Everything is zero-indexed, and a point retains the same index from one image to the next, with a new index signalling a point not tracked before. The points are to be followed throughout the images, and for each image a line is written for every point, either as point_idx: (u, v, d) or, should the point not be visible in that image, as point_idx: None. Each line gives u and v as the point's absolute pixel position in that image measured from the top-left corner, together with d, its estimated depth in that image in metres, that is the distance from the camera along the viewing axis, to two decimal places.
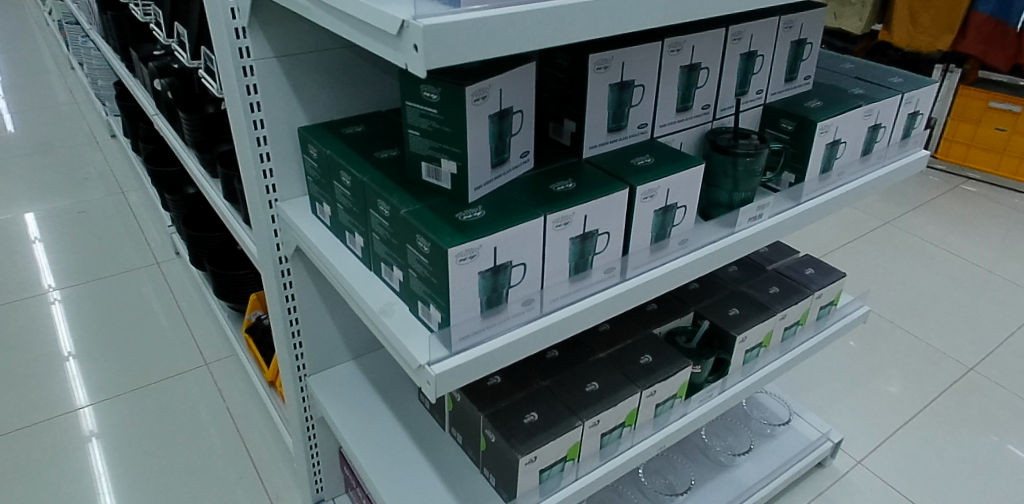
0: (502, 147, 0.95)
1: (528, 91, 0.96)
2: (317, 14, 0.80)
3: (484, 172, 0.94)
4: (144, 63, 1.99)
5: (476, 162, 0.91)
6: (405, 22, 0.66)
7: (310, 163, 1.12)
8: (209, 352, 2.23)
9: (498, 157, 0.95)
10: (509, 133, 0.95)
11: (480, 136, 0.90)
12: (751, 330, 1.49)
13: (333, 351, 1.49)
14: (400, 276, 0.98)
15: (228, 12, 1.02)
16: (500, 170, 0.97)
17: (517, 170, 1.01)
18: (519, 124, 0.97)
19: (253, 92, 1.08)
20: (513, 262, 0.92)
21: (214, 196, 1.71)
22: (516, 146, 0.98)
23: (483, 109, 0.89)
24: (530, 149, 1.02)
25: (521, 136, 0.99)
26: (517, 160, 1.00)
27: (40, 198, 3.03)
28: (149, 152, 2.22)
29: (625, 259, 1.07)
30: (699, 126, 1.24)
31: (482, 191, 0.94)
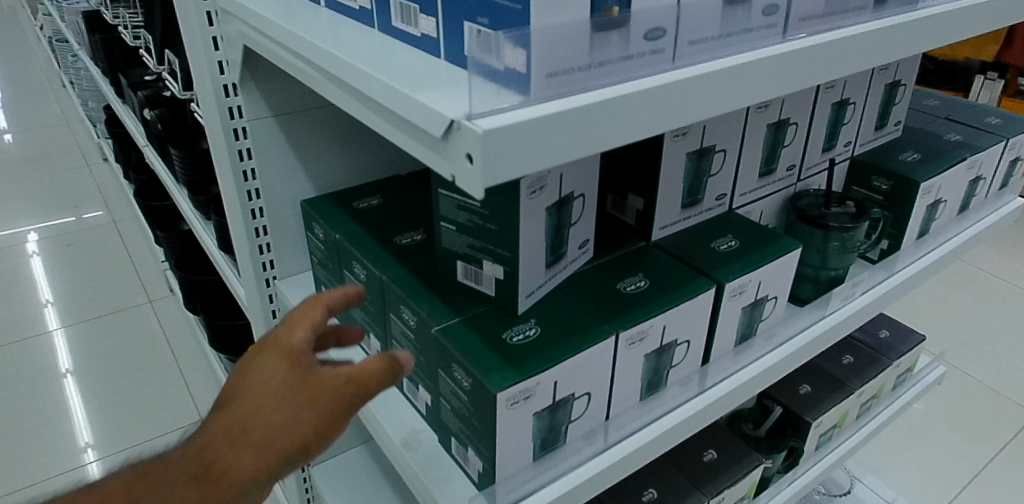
0: (559, 242, 0.74)
1: (591, 170, 0.75)
2: (328, 87, 0.59)
3: (537, 275, 0.73)
4: (134, 90, 1.74)
5: (528, 265, 0.70)
6: (454, 123, 0.46)
7: (314, 243, 0.91)
8: (207, 404, 2.01)
9: (554, 254, 0.74)
10: (567, 224, 0.74)
11: (533, 234, 0.69)
12: (827, 414, 1.28)
13: (341, 436, 1.29)
14: (428, 400, 0.78)
15: (215, 66, 0.81)
16: (556, 269, 0.76)
17: (575, 265, 0.79)
18: (579, 211, 0.76)
19: (247, 157, 0.87)
20: (576, 393, 0.71)
21: (210, 243, 1.38)
22: (576, 236, 0.77)
23: (539, 201, 0.68)
24: (591, 236, 0.81)
25: (581, 224, 0.78)
26: (576, 252, 0.79)
27: (26, 224, 2.83)
28: (139, 186, 1.97)
29: (703, 367, 0.87)
30: (781, 191, 1.04)
31: (534, 299, 0.73)
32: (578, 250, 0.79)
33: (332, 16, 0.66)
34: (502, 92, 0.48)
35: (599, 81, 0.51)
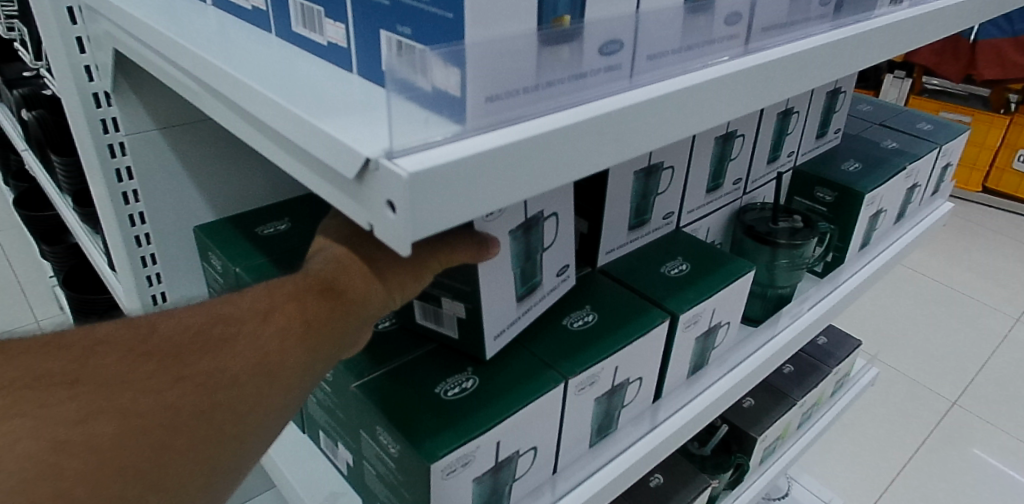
0: (531, 271, 0.63)
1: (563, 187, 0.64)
2: (213, 106, 0.48)
3: (506, 314, 0.61)
4: (9, 88, 1.53)
5: (492, 302, 0.58)
6: (370, 162, 0.35)
7: (213, 277, 0.76)
8: None
9: (525, 286, 0.63)
10: (540, 249, 0.63)
11: (497, 264, 0.57)
12: (771, 428, 1.25)
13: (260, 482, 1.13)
14: (349, 461, 0.65)
15: (82, 72, 0.67)
16: (527, 304, 0.64)
17: (550, 297, 0.68)
18: (554, 232, 0.65)
19: (128, 176, 0.73)
20: (521, 450, 0.60)
21: (93, 250, 1.19)
22: (550, 264, 0.66)
23: (500, 223, 0.56)
24: (569, 262, 0.70)
25: (557, 249, 0.66)
26: (551, 282, 0.68)
27: None
28: (20, 194, 1.75)
29: (654, 404, 0.79)
30: (728, 205, 0.99)
31: (501, 342, 0.62)
32: (554, 279, 0.68)
33: (222, 16, 0.55)
34: (433, 121, 0.38)
35: (545, 108, 0.42)
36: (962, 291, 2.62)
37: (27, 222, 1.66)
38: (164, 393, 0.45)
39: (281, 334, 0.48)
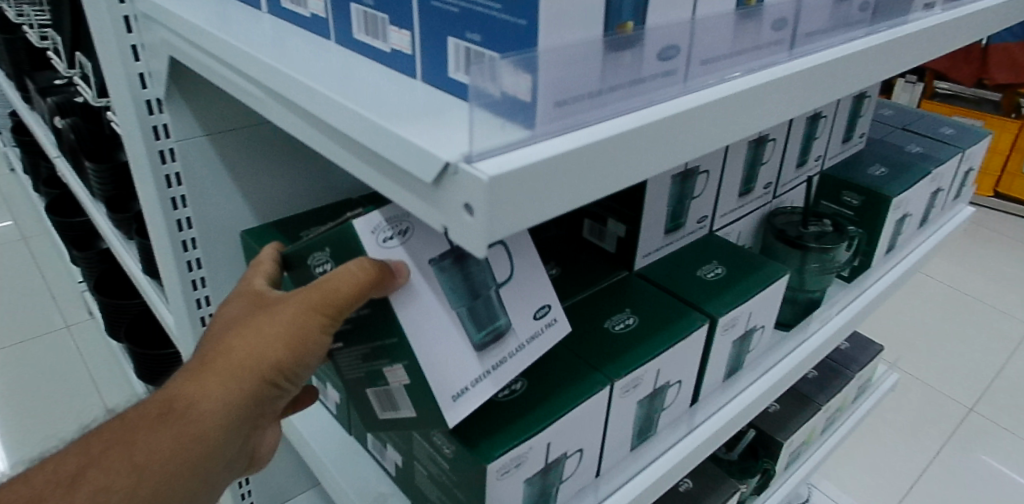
0: (486, 311, 0.54)
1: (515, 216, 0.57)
2: (276, 111, 0.49)
3: (463, 367, 0.53)
4: (41, 95, 1.56)
5: (424, 351, 0.51)
6: (448, 166, 0.36)
7: None
8: (112, 393, 1.72)
9: (483, 331, 0.53)
10: (490, 285, 0.54)
11: (415, 301, 0.51)
12: (797, 433, 1.25)
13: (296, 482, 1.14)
14: (398, 463, 0.65)
15: (135, 79, 0.68)
16: (499, 355, 0.55)
17: (538, 346, 0.57)
18: (508, 264, 0.56)
19: (177, 183, 0.74)
20: (569, 452, 0.61)
21: (128, 258, 1.20)
22: (517, 305, 0.56)
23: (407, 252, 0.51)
24: (556, 308, 0.59)
25: (523, 287, 0.57)
26: (531, 328, 0.57)
27: None
28: (52, 200, 1.78)
29: (692, 407, 0.80)
30: (758, 208, 0.99)
31: (469, 401, 0.53)
32: (534, 324, 0.57)
33: (279, 23, 0.56)
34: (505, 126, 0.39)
35: (607, 113, 0.43)
36: (977, 296, 2.61)
37: (59, 226, 1.68)
38: (141, 443, 0.57)
39: (223, 386, 0.57)
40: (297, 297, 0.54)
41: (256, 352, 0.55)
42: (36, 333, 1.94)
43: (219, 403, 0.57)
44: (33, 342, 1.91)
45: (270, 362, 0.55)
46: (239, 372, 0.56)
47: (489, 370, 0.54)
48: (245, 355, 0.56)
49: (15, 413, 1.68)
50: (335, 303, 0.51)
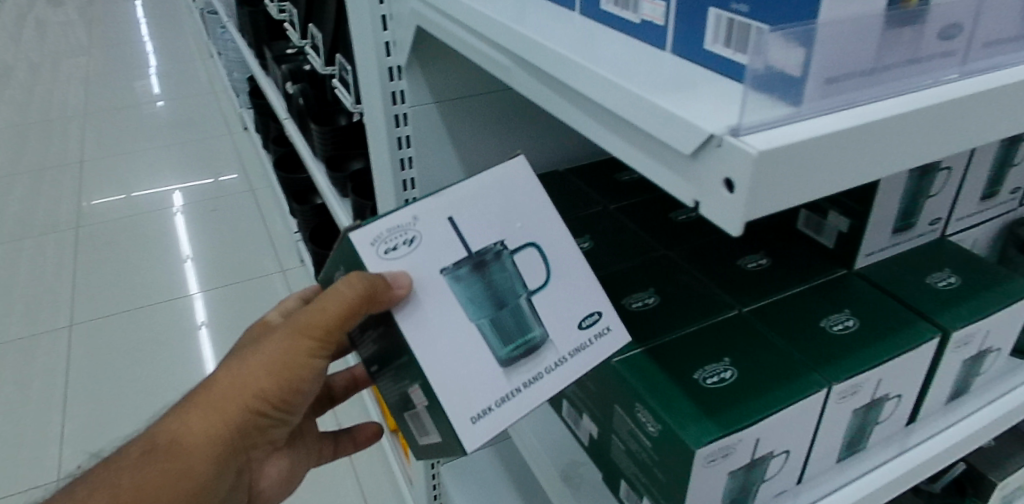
0: (514, 320, 0.53)
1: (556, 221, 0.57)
2: (523, 81, 0.51)
3: (488, 386, 0.52)
4: (276, 63, 1.75)
5: (449, 368, 0.51)
6: (711, 139, 0.35)
7: None
8: None
9: (512, 344, 0.53)
10: (516, 294, 0.54)
11: (432, 316, 0.52)
12: (1016, 475, 1.10)
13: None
14: (592, 432, 0.65)
15: (381, 48, 0.73)
16: (534, 368, 0.54)
17: (598, 355, 0.56)
18: (543, 269, 0.56)
19: (406, 145, 0.79)
20: (774, 452, 0.58)
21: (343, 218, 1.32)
22: (564, 313, 0.56)
23: (416, 262, 0.52)
24: (610, 323, 0.57)
25: (567, 292, 0.56)
26: (582, 337, 0.56)
27: (173, 166, 2.83)
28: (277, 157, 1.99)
29: (906, 426, 0.73)
30: (1001, 216, 0.87)
31: (500, 420, 0.52)
32: (581, 334, 0.56)
33: None
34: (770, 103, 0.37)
35: (878, 94, 0.40)
36: None
37: (282, 181, 1.89)
38: (152, 464, 0.64)
39: (223, 411, 0.64)
40: (290, 326, 0.60)
41: (252, 377, 0.62)
42: (256, 275, 2.19)
43: (222, 425, 0.64)
44: (253, 282, 2.15)
45: (263, 384, 0.62)
46: (236, 398, 0.63)
47: (522, 386, 0.53)
48: (244, 382, 0.63)
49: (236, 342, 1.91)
50: (323, 324, 0.57)
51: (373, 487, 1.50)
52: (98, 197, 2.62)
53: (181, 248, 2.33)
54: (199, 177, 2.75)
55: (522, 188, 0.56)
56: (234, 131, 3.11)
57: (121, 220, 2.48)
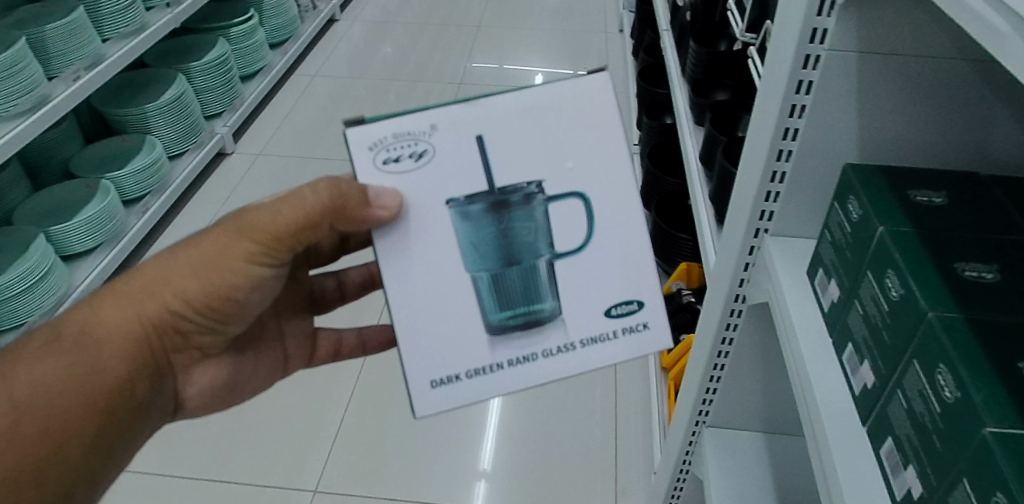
0: (520, 279, 0.61)
1: (607, 168, 0.61)
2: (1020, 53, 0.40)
3: (476, 351, 0.62)
4: None
5: (437, 311, 0.61)
6: None
7: (841, 222, 0.70)
8: None
9: (513, 309, 0.62)
10: (533, 256, 0.61)
11: (425, 252, 0.59)
12: None
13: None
14: (915, 493, 0.54)
15: None
16: (536, 340, 0.63)
17: (623, 350, 0.64)
18: (585, 231, 0.62)
19: (805, 92, 0.71)
20: None
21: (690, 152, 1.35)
22: (596, 297, 0.63)
23: (422, 175, 0.58)
24: (643, 321, 0.64)
25: (598, 271, 0.63)
26: (609, 328, 0.64)
27: (546, 49, 3.00)
28: (644, 67, 2.00)
29: None
30: None
31: (474, 386, 0.62)
32: (605, 324, 0.63)
33: None
34: None
35: None
36: None
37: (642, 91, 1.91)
38: (69, 351, 0.65)
39: (144, 304, 0.67)
40: (228, 226, 0.65)
41: (180, 274, 0.66)
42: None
43: (147, 319, 0.67)
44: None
45: (192, 283, 0.66)
46: (162, 291, 0.66)
47: (508, 362, 0.62)
48: (168, 279, 0.66)
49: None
50: (273, 225, 0.62)
51: (626, 413, 1.50)
52: (480, 62, 2.89)
53: None
54: (565, 67, 2.86)
55: (564, 113, 0.60)
56: (610, 31, 3.16)
57: (492, 88, 2.71)
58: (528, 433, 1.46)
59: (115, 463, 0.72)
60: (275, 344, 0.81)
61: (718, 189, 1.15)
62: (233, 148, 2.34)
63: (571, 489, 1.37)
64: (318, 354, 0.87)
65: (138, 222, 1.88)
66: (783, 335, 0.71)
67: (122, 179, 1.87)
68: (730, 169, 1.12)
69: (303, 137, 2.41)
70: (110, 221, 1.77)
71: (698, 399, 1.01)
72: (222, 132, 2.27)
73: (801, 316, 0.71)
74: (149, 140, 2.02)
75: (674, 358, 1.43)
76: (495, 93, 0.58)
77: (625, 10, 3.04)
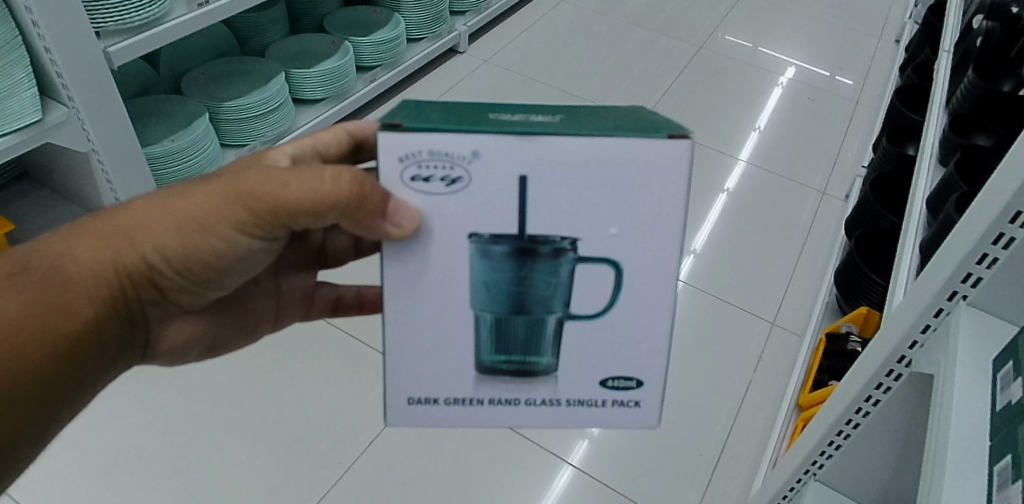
0: (523, 328, 0.60)
1: (654, 238, 0.56)
2: None
3: (462, 382, 0.62)
4: None
5: (429, 338, 0.60)
6: None
7: None
8: (803, 275, 1.76)
9: (509, 353, 0.61)
10: (544, 310, 0.60)
11: (434, 279, 0.57)
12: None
13: (862, 489, 1.01)
14: None
15: None
16: (525, 387, 0.63)
17: (610, 419, 0.64)
18: (608, 298, 0.59)
19: None
20: None
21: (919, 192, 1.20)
22: (596, 364, 0.62)
23: (454, 202, 0.54)
24: (638, 398, 0.63)
25: (603, 338, 0.61)
26: (599, 395, 0.63)
27: (809, 39, 2.75)
28: (907, 87, 1.78)
29: None
30: None
31: (450, 414, 0.63)
32: (597, 392, 0.63)
33: None
34: None
35: None
36: None
37: (895, 112, 1.71)
38: (41, 286, 0.63)
39: (121, 250, 0.65)
40: (219, 188, 0.62)
41: (165, 227, 0.64)
42: (799, 180, 2.06)
43: (125, 267, 0.66)
44: (792, 185, 2.04)
45: (178, 240, 0.64)
46: (144, 241, 0.65)
47: (489, 399, 0.63)
48: (154, 228, 0.64)
49: (739, 225, 1.87)
50: (271, 201, 0.59)
51: (741, 435, 1.41)
52: (732, 35, 2.72)
53: (761, 114, 2.30)
54: (820, 63, 2.61)
55: (625, 176, 0.54)
56: (884, 39, 2.82)
57: (734, 63, 2.55)
58: None
59: (70, 406, 0.71)
60: (266, 300, 0.82)
61: (932, 237, 1.03)
62: (466, 48, 2.43)
63: (656, 481, 1.33)
64: (315, 308, 0.89)
65: (363, 89, 2.03)
66: (936, 415, 0.62)
67: (363, 46, 2.02)
68: (953, 217, 1.00)
69: (532, 57, 2.43)
70: (342, 79, 1.93)
71: (815, 449, 0.92)
72: (461, 30, 2.36)
73: (961, 406, 0.60)
74: (395, 18, 2.15)
75: (814, 400, 1.32)
76: (556, 133, 0.52)
77: (911, 20, 2.69)
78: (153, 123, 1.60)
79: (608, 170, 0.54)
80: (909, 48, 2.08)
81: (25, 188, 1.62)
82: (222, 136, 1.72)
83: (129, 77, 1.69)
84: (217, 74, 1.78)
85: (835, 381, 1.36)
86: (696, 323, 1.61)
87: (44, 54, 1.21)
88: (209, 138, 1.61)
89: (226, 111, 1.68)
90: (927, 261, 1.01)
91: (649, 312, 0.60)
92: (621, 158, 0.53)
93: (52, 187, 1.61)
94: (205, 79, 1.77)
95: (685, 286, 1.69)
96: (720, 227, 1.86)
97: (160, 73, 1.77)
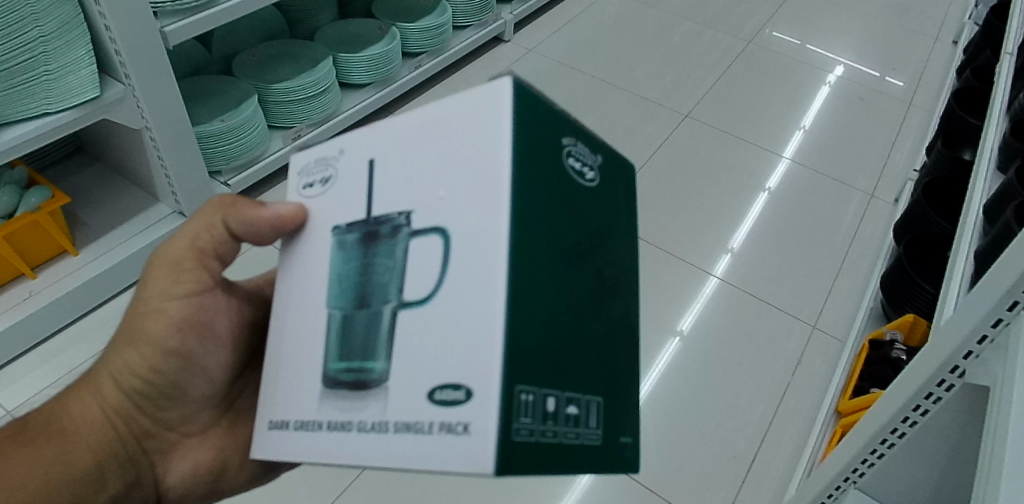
0: (364, 326, 0.50)
1: (475, 191, 0.47)
2: None
3: (311, 406, 0.54)
4: None
5: (299, 346, 0.56)
6: None
7: None
8: (847, 279, 1.72)
9: (347, 358, 0.51)
10: (380, 300, 0.50)
11: (305, 276, 0.57)
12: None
13: (902, 497, 0.99)
14: None
15: None
16: (355, 406, 0.50)
17: (436, 455, 0.45)
18: (436, 274, 0.47)
19: None
20: None
21: (975, 198, 1.17)
22: (417, 368, 0.47)
23: (328, 196, 0.58)
24: (468, 418, 0.44)
25: (436, 331, 0.46)
26: (426, 419, 0.46)
27: (861, 38, 2.67)
28: (966, 90, 1.72)
29: None
30: None
31: (298, 441, 0.54)
32: (424, 419, 0.46)
33: None
34: None
35: None
36: None
37: (951, 117, 1.66)
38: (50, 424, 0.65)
39: (96, 385, 0.68)
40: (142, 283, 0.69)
41: (119, 344, 0.68)
42: (844, 181, 2.01)
43: (96, 397, 0.67)
44: (836, 185, 1.99)
45: (126, 338, 0.67)
46: (106, 367, 0.68)
47: (327, 422, 0.52)
48: (113, 350, 0.68)
49: (781, 225, 1.84)
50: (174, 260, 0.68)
51: (775, 438, 1.39)
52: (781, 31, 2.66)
53: (807, 113, 2.24)
54: (871, 63, 2.53)
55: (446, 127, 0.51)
56: (940, 39, 2.73)
57: (782, 59, 2.49)
58: (678, 413, 1.41)
59: None
60: None
61: (987, 244, 0.99)
62: (510, 37, 2.42)
63: (687, 479, 1.32)
64: None
65: (408, 75, 2.04)
66: (994, 427, 0.59)
67: (409, 31, 2.02)
68: (1012, 227, 0.96)
69: (576, 48, 2.41)
70: (387, 65, 1.93)
71: (856, 457, 0.90)
72: (505, 18, 2.35)
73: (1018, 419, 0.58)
74: (441, 5, 2.15)
75: (855, 406, 1.30)
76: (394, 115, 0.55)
77: (970, 20, 2.59)
78: (204, 103, 1.64)
79: (441, 125, 0.51)
80: (971, 49, 2.01)
81: (81, 162, 1.67)
82: (269, 117, 1.75)
83: (183, 57, 1.73)
84: (267, 56, 1.81)
85: (876, 387, 1.33)
86: (732, 322, 1.59)
87: (105, 31, 1.25)
88: (257, 120, 1.64)
89: (273, 94, 1.70)
90: (983, 270, 0.98)
91: (459, 297, 0.46)
92: (448, 112, 0.51)
93: (107, 163, 1.66)
94: (255, 61, 1.79)
95: (721, 284, 1.67)
96: (760, 227, 1.82)
97: (212, 54, 1.81)
